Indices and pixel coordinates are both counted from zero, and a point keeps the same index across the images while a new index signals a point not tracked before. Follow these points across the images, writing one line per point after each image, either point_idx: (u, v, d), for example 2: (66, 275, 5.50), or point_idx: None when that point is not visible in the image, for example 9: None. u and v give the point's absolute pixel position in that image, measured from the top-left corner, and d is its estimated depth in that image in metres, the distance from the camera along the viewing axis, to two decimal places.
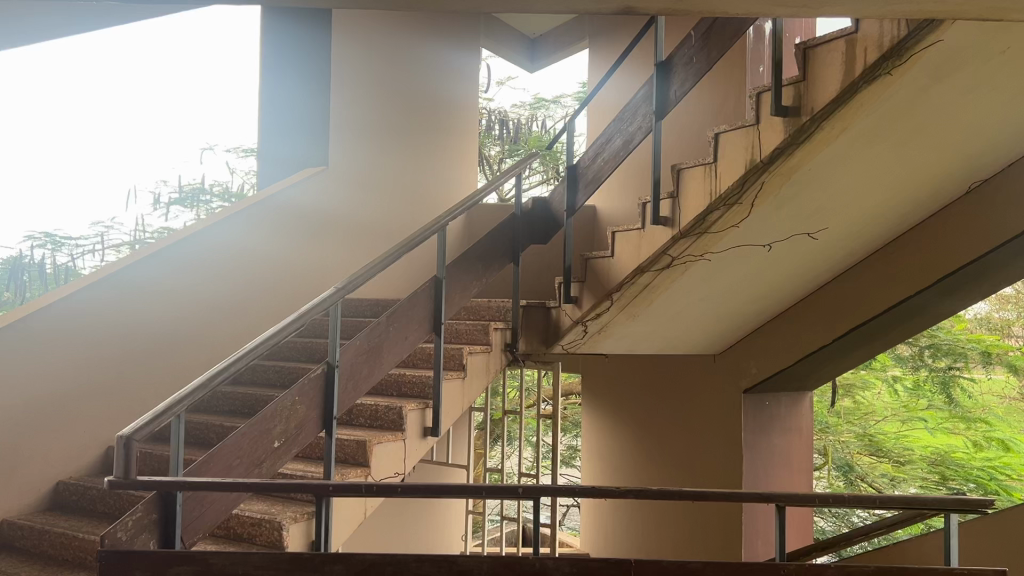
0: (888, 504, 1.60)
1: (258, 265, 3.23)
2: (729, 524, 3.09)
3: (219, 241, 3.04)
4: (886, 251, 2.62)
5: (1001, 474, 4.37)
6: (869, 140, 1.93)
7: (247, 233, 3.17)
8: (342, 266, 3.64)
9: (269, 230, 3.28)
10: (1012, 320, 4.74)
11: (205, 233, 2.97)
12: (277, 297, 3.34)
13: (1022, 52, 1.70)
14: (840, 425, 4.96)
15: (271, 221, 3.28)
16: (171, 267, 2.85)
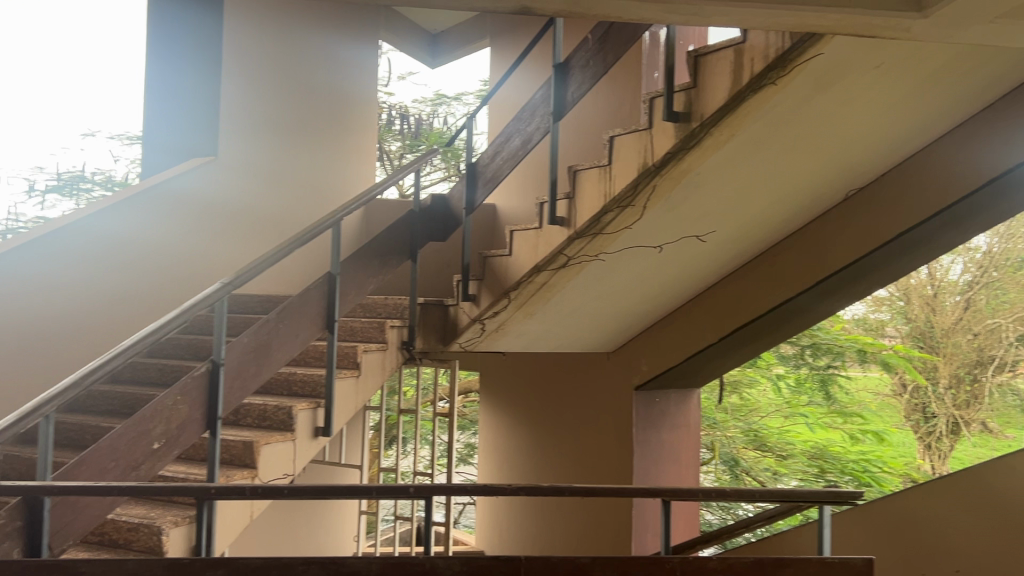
0: (765, 497, 1.67)
1: (125, 262, 3.17)
2: (620, 518, 3.16)
3: (71, 240, 2.98)
4: (771, 254, 2.73)
5: (874, 467, 4.65)
6: (753, 147, 2.00)
7: (108, 229, 3.10)
8: (231, 259, 3.50)
9: (137, 225, 3.20)
10: (886, 320, 5.00)
11: (52, 232, 2.92)
12: (151, 292, 3.26)
13: (893, 68, 1.80)
14: (727, 421, 5.14)
15: (140, 214, 3.20)
16: (14, 268, 2.81)
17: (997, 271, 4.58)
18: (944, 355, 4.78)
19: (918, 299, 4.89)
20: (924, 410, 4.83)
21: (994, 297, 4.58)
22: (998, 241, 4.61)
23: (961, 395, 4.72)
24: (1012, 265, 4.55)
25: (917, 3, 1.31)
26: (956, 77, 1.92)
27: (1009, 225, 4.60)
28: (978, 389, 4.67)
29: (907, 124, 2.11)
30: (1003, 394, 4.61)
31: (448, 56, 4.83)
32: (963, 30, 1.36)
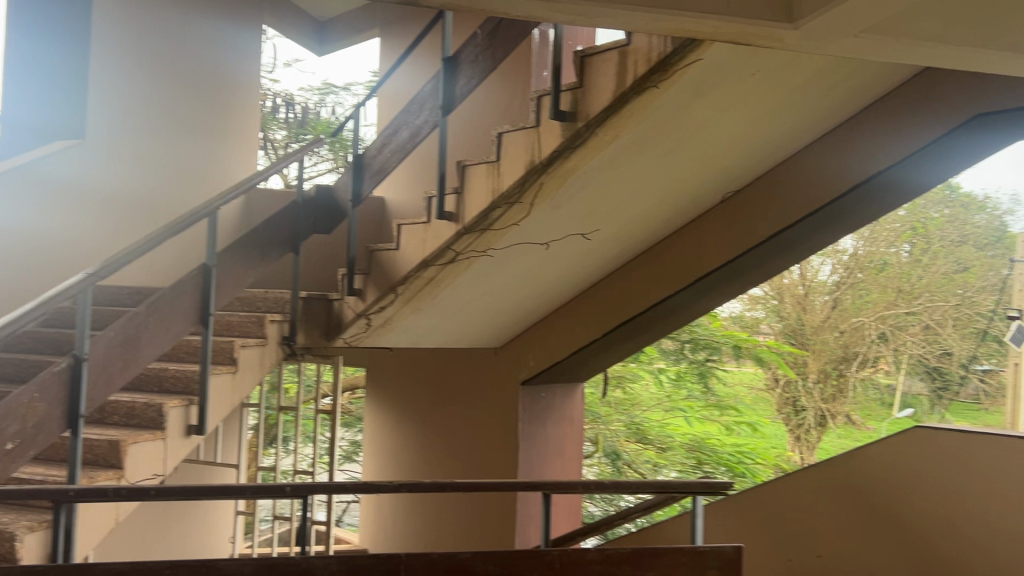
0: (642, 489, 1.72)
1: None
2: (505, 513, 3.18)
3: None
4: (652, 253, 2.80)
5: (749, 459, 5.01)
6: (637, 149, 2.05)
7: None
8: (90, 243, 3.38)
9: None
10: (760, 318, 5.20)
11: None
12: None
13: (768, 77, 1.88)
14: (610, 414, 5.23)
15: None
16: None
17: (863, 273, 4.86)
18: (814, 350, 5.01)
19: (791, 298, 5.09)
20: (794, 403, 5.07)
21: (859, 297, 4.86)
22: (863, 243, 4.88)
23: (828, 389, 5.00)
24: (876, 267, 4.82)
25: (788, 14, 1.38)
26: (824, 88, 2.03)
27: (873, 229, 4.87)
28: (843, 383, 4.97)
29: (779, 131, 2.21)
30: (864, 388, 4.93)
31: (337, 44, 4.73)
32: (827, 43, 1.43)
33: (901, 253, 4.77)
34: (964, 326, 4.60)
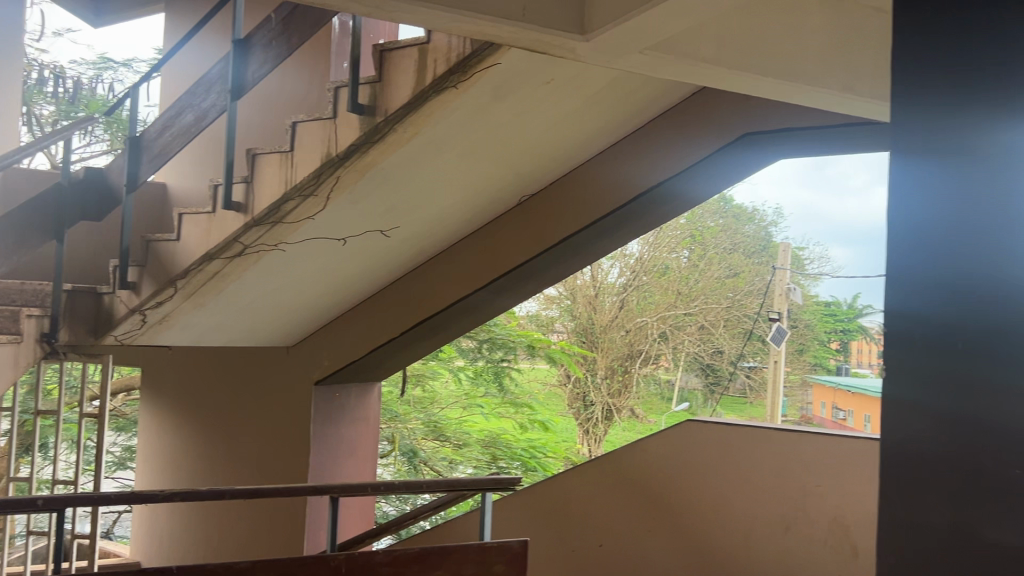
0: (433, 487, 1.72)
1: None
2: (293, 517, 3.08)
3: None
4: (450, 253, 2.82)
5: (541, 453, 5.16)
6: (436, 149, 2.04)
7: None
8: None
9: None
10: (554, 317, 5.38)
11: None
12: None
13: (563, 85, 1.95)
14: (408, 413, 5.19)
15: None
16: None
17: (646, 276, 5.18)
18: (602, 348, 5.29)
19: (582, 299, 5.31)
20: (584, 398, 5.36)
21: (643, 299, 5.19)
22: (647, 247, 5.19)
23: (615, 384, 5.30)
24: (658, 270, 5.15)
25: (579, 26, 1.42)
26: (616, 98, 2.14)
27: (657, 235, 5.19)
28: (627, 379, 5.28)
29: (572, 139, 2.30)
30: (647, 383, 5.28)
31: (117, 17, 4.37)
32: (614, 57, 1.51)
33: (680, 259, 5.13)
34: (733, 326, 5.03)
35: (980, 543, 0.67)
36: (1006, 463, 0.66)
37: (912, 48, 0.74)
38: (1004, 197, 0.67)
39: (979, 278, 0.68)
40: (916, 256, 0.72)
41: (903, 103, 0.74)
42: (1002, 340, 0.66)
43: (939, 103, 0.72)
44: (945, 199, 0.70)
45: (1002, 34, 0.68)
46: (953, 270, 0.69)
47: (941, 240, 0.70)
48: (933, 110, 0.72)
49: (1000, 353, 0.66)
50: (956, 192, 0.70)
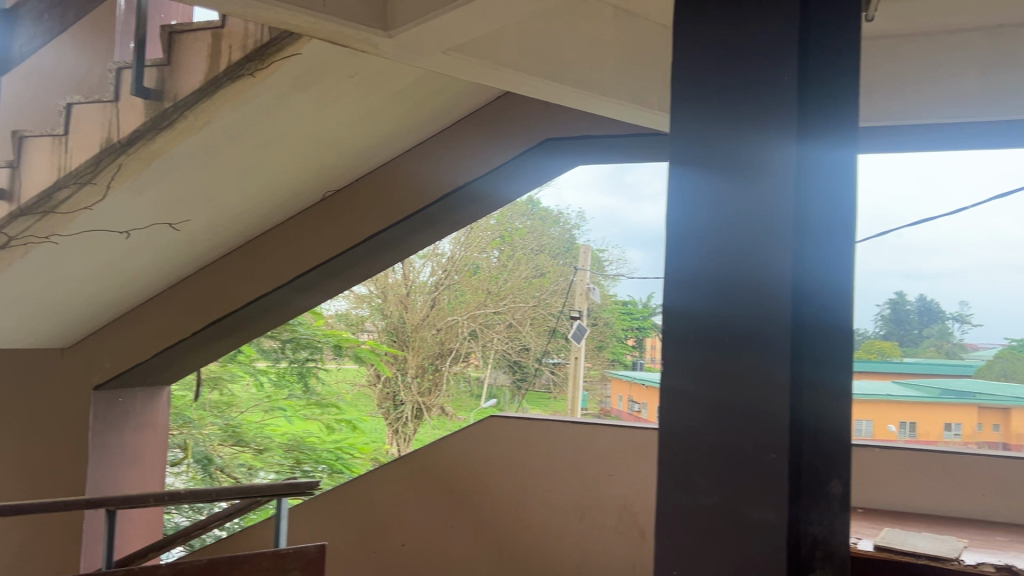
0: (223, 495, 1.64)
1: None
2: (68, 532, 2.84)
3: None
4: (248, 248, 2.70)
5: (347, 454, 5.06)
6: (230, 140, 1.94)
7: None
8: None
9: None
10: (364, 316, 5.27)
11: None
12: None
13: (366, 80, 1.92)
14: (204, 417, 4.82)
15: None
16: None
17: (457, 275, 5.20)
18: (413, 348, 5.26)
19: (394, 298, 5.24)
20: (393, 398, 5.33)
21: (454, 297, 5.21)
22: (459, 246, 5.22)
23: (424, 383, 5.30)
24: (469, 270, 5.21)
25: (383, 23, 1.42)
26: (420, 96, 2.15)
27: (468, 235, 5.24)
28: (438, 377, 5.29)
29: (375, 136, 2.28)
30: (456, 382, 5.30)
31: None
32: (418, 58, 1.52)
33: (490, 258, 5.21)
34: (540, 325, 5.19)
35: (737, 510, 0.84)
36: (760, 444, 0.82)
37: (695, 90, 0.92)
38: (759, 212, 0.84)
39: (744, 278, 0.85)
40: (694, 263, 0.90)
41: (688, 133, 0.92)
42: (757, 332, 0.84)
43: (717, 134, 0.89)
44: (717, 213, 0.88)
45: (761, 79, 0.86)
46: (721, 274, 0.87)
47: (712, 248, 0.88)
48: (712, 140, 0.90)
49: (756, 344, 0.83)
50: (726, 207, 0.87)
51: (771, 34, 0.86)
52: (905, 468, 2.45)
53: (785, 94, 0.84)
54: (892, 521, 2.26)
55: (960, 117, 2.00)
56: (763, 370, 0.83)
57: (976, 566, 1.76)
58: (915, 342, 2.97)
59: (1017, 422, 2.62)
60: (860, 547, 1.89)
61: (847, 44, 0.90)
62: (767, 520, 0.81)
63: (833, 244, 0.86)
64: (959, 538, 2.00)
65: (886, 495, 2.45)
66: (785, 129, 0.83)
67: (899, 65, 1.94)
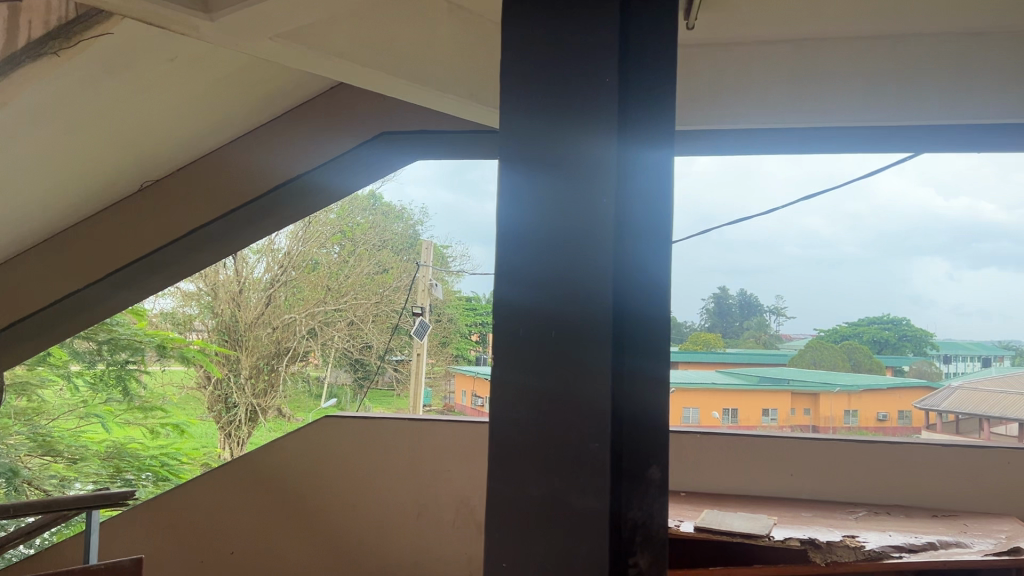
0: (25, 511, 1.50)
1: None
2: None
3: None
4: (58, 242, 2.50)
5: (172, 459, 4.86)
6: (32, 124, 1.78)
7: None
8: None
9: None
10: (193, 315, 5.08)
11: None
12: None
13: (186, 66, 1.83)
14: (7, 426, 4.36)
15: None
16: None
17: (293, 271, 5.11)
18: (246, 348, 5.06)
19: (224, 296, 5.09)
20: (225, 401, 5.04)
21: (290, 295, 5.06)
22: (296, 241, 5.12)
23: (259, 384, 5.03)
24: (308, 266, 5.09)
25: (203, 3, 1.34)
26: (248, 83, 2.08)
27: (306, 230, 5.14)
28: (274, 377, 5.03)
29: (200, 124, 2.19)
30: (293, 382, 5.02)
31: None
32: (241, 44, 1.45)
33: (331, 254, 5.08)
34: (382, 322, 4.87)
35: (562, 500, 0.86)
36: (583, 434, 0.85)
37: (521, 88, 0.92)
38: (584, 211, 0.87)
39: (570, 274, 0.87)
40: (521, 259, 0.90)
41: (516, 130, 0.92)
42: (582, 325, 0.86)
43: (542, 131, 0.90)
44: (542, 211, 0.89)
45: (586, 80, 0.88)
46: (547, 270, 0.88)
47: (539, 244, 0.89)
48: (540, 135, 0.90)
49: (582, 338, 0.86)
50: (551, 205, 0.89)
51: (595, 37, 0.88)
52: (724, 451, 2.60)
53: (609, 97, 0.87)
54: (712, 503, 2.40)
55: (758, 122, 2.15)
56: (587, 363, 0.85)
57: (783, 541, 1.90)
58: (737, 333, 2.94)
59: (825, 406, 2.84)
60: (682, 528, 2.00)
61: (668, 51, 0.94)
62: (590, 508, 0.84)
63: (655, 242, 0.90)
64: (770, 516, 2.15)
65: (708, 478, 2.60)
66: (608, 130, 0.86)
67: (712, 73, 2.05)
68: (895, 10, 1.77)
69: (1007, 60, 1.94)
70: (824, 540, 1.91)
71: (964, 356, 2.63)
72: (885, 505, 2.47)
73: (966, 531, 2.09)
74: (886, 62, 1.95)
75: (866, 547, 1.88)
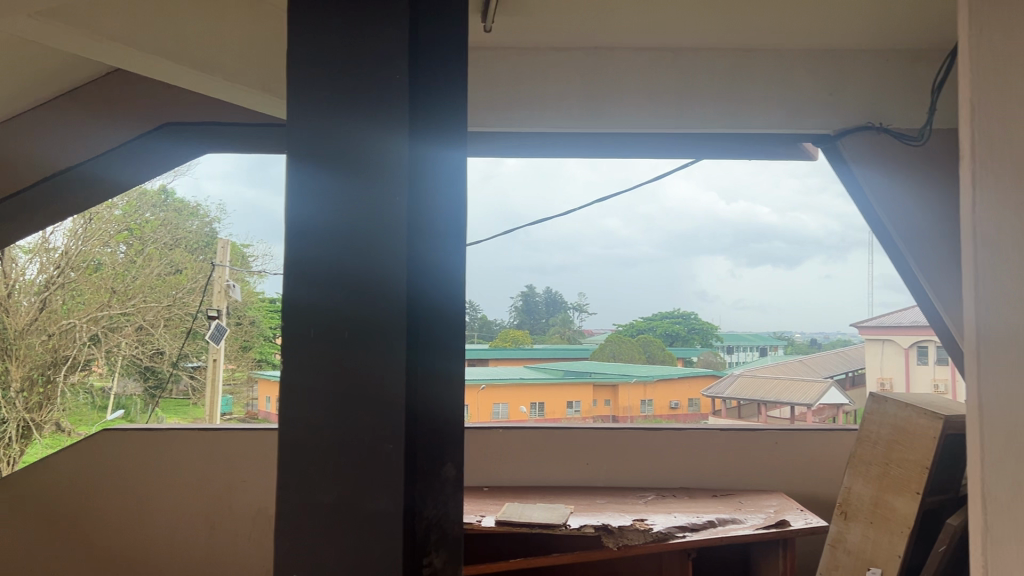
0: None
1: None
2: None
3: None
4: None
5: None
6: None
7: None
8: None
9: None
10: None
11: None
12: None
13: None
14: None
15: None
16: None
17: (73, 273, 4.35)
18: (15, 357, 4.07)
19: None
20: None
21: (69, 299, 4.19)
22: (73, 240, 4.37)
23: (32, 398, 4.11)
24: (89, 267, 4.29)
25: None
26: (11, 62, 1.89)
27: (87, 228, 4.40)
28: (50, 390, 4.12)
29: None
30: (74, 394, 4.09)
31: None
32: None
33: (116, 254, 4.25)
34: (176, 326, 3.85)
35: (355, 504, 0.83)
36: (376, 435, 0.83)
37: (309, 82, 0.89)
38: (374, 209, 0.84)
39: (362, 272, 0.84)
40: (309, 257, 0.87)
41: (302, 124, 0.88)
42: (374, 325, 0.84)
43: (328, 124, 0.87)
44: (331, 208, 0.86)
45: (376, 75, 0.86)
46: (337, 270, 0.85)
47: (327, 242, 0.86)
48: (330, 130, 0.87)
49: (373, 337, 0.84)
50: (339, 203, 0.86)
51: (381, 32, 0.86)
52: (526, 445, 2.68)
53: (399, 93, 0.85)
54: (513, 496, 2.45)
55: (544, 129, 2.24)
56: (376, 363, 0.83)
57: (578, 528, 1.98)
58: (543, 329, 2.88)
59: (623, 396, 2.96)
60: (483, 523, 2.02)
61: (454, 51, 0.95)
62: (383, 510, 0.82)
63: (443, 243, 0.89)
64: (568, 505, 2.23)
65: (509, 472, 2.66)
66: (395, 124, 0.84)
67: (510, 73, 2.10)
68: (674, 23, 1.91)
69: (775, 72, 2.10)
70: (617, 525, 2.00)
71: (744, 347, 2.83)
72: (671, 488, 2.63)
73: (741, 508, 2.27)
74: (667, 71, 2.09)
75: (654, 529, 2.00)
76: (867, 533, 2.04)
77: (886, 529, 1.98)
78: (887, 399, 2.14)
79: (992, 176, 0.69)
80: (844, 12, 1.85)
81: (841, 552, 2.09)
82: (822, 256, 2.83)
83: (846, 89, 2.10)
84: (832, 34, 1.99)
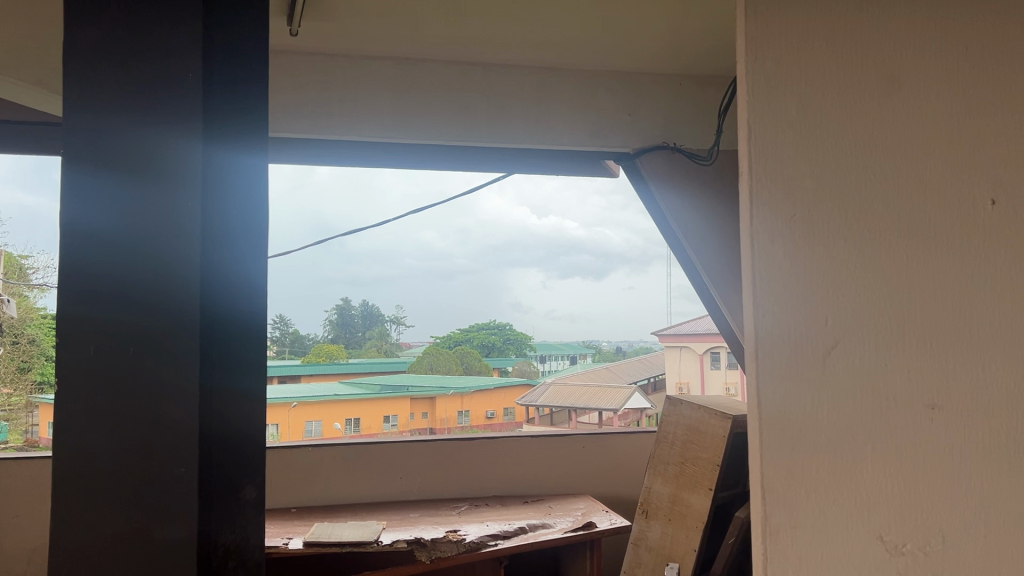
0: None
1: None
2: None
3: None
4: None
5: None
6: None
7: None
8: None
9: None
10: None
11: None
12: None
13: None
14: None
15: None
16: None
17: None
18: None
19: None
20: None
21: None
22: None
23: None
24: None
25: None
26: None
27: None
28: None
29: None
30: None
31: None
32: None
33: None
34: None
35: (140, 534, 0.76)
36: (166, 460, 0.77)
37: (91, 78, 0.81)
38: (165, 216, 0.78)
39: (149, 281, 0.78)
40: (87, 268, 0.79)
41: (79, 125, 0.81)
42: (162, 337, 0.77)
43: (112, 125, 0.80)
44: (117, 216, 0.79)
45: (163, 74, 0.80)
46: (121, 283, 0.78)
47: (109, 251, 0.79)
48: (112, 132, 0.80)
49: (161, 351, 0.77)
50: (128, 211, 0.79)
51: (171, 27, 0.81)
52: (339, 461, 2.61)
53: (191, 92, 0.80)
54: (323, 515, 2.38)
55: (355, 136, 2.17)
56: (168, 383, 0.77)
57: (391, 544, 1.96)
58: (359, 344, 2.75)
59: (440, 407, 2.90)
60: (290, 545, 1.94)
61: (256, 57, 0.91)
62: (173, 539, 0.76)
63: (244, 251, 0.85)
64: (381, 521, 2.19)
65: (319, 491, 2.56)
66: (189, 127, 0.79)
67: (319, 80, 2.04)
68: (483, 39, 1.95)
69: (578, 91, 2.20)
70: (430, 538, 1.99)
71: (557, 355, 2.95)
72: (483, 497, 2.68)
73: (551, 512, 2.34)
74: (478, 86, 2.14)
75: (467, 539, 2.01)
76: (666, 530, 2.16)
77: (683, 526, 2.10)
78: (682, 401, 2.28)
79: (777, 182, 0.70)
80: (638, 40, 1.98)
81: (643, 549, 2.21)
82: (626, 268, 3.05)
83: (641, 110, 2.24)
84: (629, 58, 2.11)
